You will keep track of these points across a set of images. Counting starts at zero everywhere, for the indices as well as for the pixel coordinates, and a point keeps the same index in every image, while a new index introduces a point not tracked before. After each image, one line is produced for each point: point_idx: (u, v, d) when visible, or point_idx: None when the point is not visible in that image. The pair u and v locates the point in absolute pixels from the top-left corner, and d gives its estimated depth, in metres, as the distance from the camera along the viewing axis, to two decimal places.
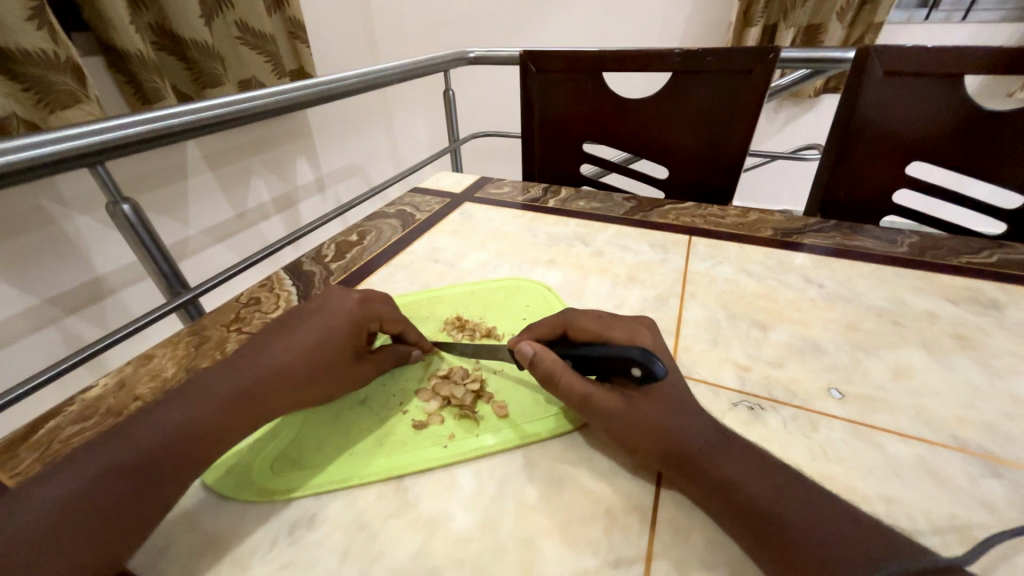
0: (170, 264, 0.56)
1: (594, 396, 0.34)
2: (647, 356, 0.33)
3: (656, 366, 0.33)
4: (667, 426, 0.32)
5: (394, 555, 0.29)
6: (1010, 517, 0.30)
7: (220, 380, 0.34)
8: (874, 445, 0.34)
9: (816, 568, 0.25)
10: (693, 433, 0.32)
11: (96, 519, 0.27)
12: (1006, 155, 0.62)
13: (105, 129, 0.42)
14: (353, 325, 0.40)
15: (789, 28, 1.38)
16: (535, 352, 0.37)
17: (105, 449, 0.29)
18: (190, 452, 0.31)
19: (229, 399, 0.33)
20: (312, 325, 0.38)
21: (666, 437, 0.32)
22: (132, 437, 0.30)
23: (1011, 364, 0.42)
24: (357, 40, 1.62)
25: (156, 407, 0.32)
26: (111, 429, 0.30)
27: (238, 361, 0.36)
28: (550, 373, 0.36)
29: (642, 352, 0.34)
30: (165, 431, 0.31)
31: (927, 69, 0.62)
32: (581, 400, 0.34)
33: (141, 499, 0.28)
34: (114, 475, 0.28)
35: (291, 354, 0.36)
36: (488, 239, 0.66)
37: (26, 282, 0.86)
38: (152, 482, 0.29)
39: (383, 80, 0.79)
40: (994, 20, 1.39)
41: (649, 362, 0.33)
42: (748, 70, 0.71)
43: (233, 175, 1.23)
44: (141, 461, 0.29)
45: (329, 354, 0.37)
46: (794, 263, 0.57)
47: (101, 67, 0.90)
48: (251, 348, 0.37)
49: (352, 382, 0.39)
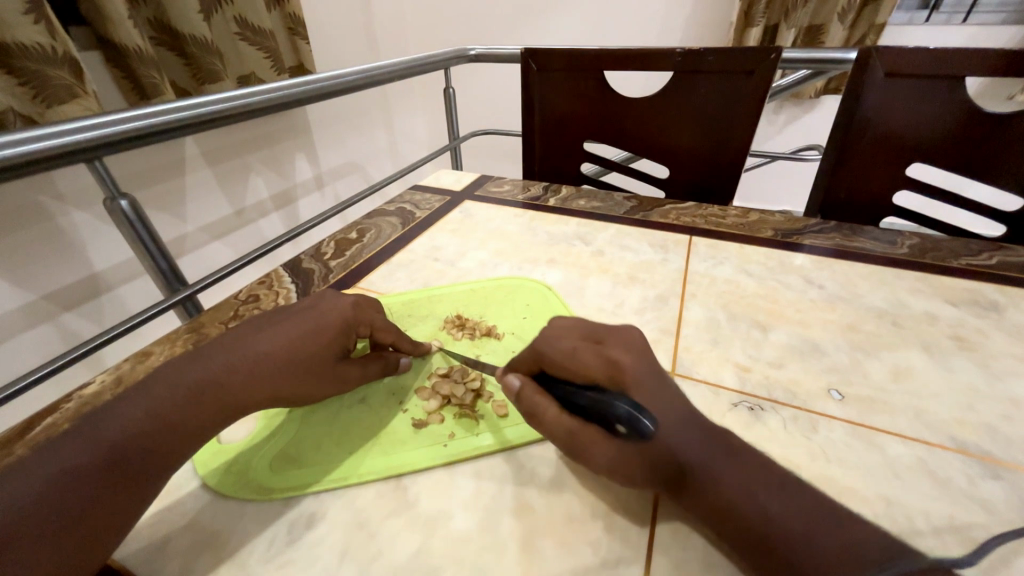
0: (168, 261, 0.55)
1: (580, 436, 0.31)
2: (634, 416, 0.30)
3: (644, 424, 0.30)
4: (660, 447, 0.30)
5: (394, 554, 0.29)
6: (1008, 518, 0.30)
7: (197, 376, 0.34)
8: (874, 446, 0.34)
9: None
10: (688, 447, 0.30)
11: (68, 515, 0.26)
12: (1006, 157, 0.62)
13: (99, 123, 0.42)
14: (341, 325, 0.40)
15: (790, 29, 1.38)
16: (522, 385, 0.35)
17: (76, 444, 0.28)
18: (167, 448, 0.30)
19: (205, 395, 0.33)
20: (295, 323, 0.38)
21: (657, 463, 0.30)
22: (105, 433, 0.29)
23: (1010, 366, 0.42)
24: (357, 37, 1.62)
25: (127, 403, 0.31)
26: (80, 425, 0.30)
27: (225, 350, 0.36)
28: (534, 408, 0.34)
29: (631, 409, 0.31)
30: (140, 427, 0.30)
31: (928, 69, 0.62)
32: (566, 438, 0.32)
33: (115, 495, 0.28)
34: (86, 472, 0.27)
35: (272, 351, 0.36)
36: (488, 237, 0.66)
37: (23, 278, 0.86)
38: (125, 478, 0.28)
39: (385, 77, 0.78)
40: (995, 22, 1.39)
41: (636, 421, 0.30)
42: (749, 70, 0.71)
43: (232, 172, 1.22)
44: (113, 458, 0.28)
45: (312, 351, 0.37)
46: (794, 264, 0.57)
47: (99, 61, 0.90)
48: (238, 338, 0.37)
49: (341, 386, 0.39)
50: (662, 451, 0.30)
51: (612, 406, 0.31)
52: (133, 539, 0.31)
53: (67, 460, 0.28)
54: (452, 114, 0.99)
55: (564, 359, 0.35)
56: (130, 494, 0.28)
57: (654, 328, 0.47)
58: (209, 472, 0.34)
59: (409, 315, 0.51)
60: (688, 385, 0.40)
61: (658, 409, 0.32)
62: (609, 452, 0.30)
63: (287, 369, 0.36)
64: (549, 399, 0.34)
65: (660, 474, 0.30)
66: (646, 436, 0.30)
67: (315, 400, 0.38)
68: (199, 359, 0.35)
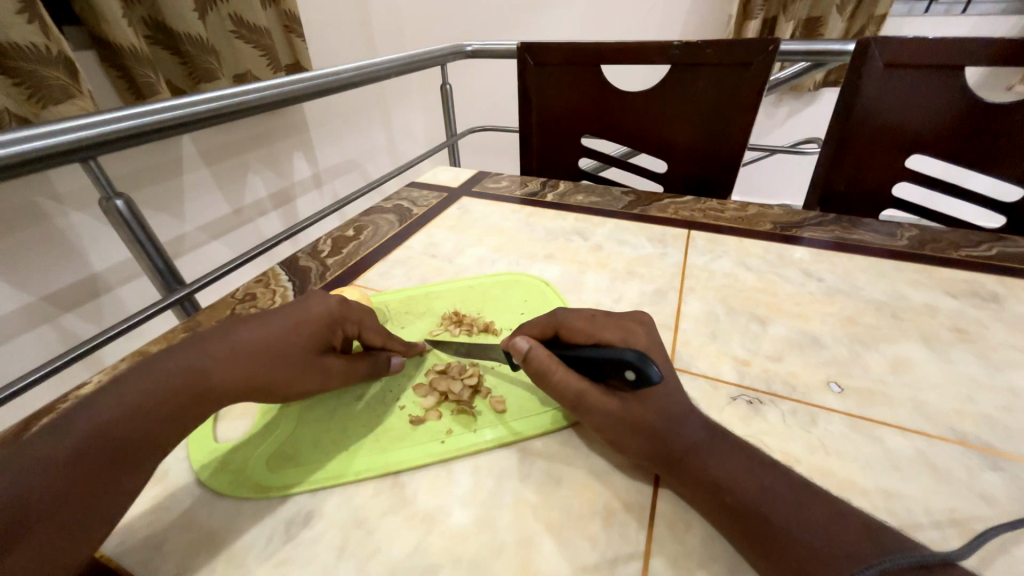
0: (166, 261, 0.55)
1: (588, 395, 0.34)
2: (642, 359, 0.32)
3: (651, 370, 0.32)
4: (657, 434, 0.32)
5: (392, 551, 0.29)
6: (1008, 510, 0.30)
7: (172, 368, 0.33)
8: (873, 439, 0.34)
9: (802, 562, 0.25)
10: (680, 433, 0.31)
11: (50, 512, 0.26)
12: (1006, 147, 0.62)
13: (90, 124, 0.41)
14: (325, 321, 0.39)
15: (789, 21, 1.37)
16: (530, 349, 0.37)
17: (58, 437, 0.28)
18: (150, 440, 0.30)
19: (184, 387, 0.32)
20: (276, 316, 0.38)
21: (654, 448, 0.31)
22: (77, 428, 0.28)
23: (1010, 357, 0.41)
24: (353, 33, 1.61)
25: (95, 397, 0.30)
26: (47, 422, 0.29)
27: (210, 342, 0.35)
28: (545, 370, 0.36)
29: (638, 355, 0.33)
30: (114, 420, 0.30)
31: (927, 60, 0.62)
32: (574, 400, 0.34)
33: (97, 489, 0.28)
34: (63, 468, 0.27)
35: (255, 343, 0.36)
36: (485, 234, 0.65)
37: (22, 280, 0.86)
38: (107, 471, 0.28)
39: (381, 74, 0.77)
40: (995, 12, 1.38)
41: (644, 366, 0.32)
42: (747, 63, 0.70)
43: (229, 170, 1.22)
44: (92, 453, 0.28)
45: (296, 345, 0.37)
46: (793, 257, 0.56)
47: (94, 61, 0.89)
48: (223, 329, 0.36)
49: (326, 380, 0.38)
50: (650, 436, 0.32)
51: (620, 356, 0.33)
52: (120, 533, 0.31)
53: (39, 456, 0.27)
54: (448, 110, 0.98)
55: (583, 325, 0.38)
56: (117, 485, 0.28)
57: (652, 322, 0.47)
58: (204, 469, 0.34)
59: (406, 313, 0.51)
60: (686, 379, 0.40)
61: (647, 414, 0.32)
62: (613, 410, 0.33)
63: (268, 360, 0.35)
64: (558, 360, 0.36)
65: (658, 457, 0.31)
66: (653, 382, 0.32)
67: (300, 395, 0.38)
68: (171, 351, 0.34)
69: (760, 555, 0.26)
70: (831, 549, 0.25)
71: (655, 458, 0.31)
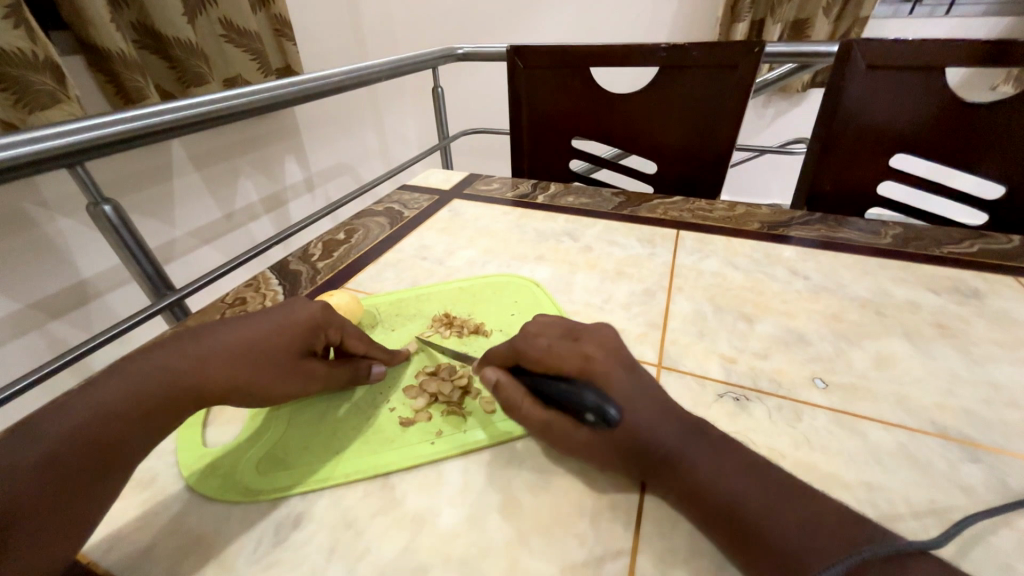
0: (155, 266, 0.55)
1: (555, 426, 0.33)
2: (601, 403, 0.31)
3: (611, 412, 0.31)
4: (635, 440, 0.31)
5: (381, 552, 0.29)
6: (986, 500, 0.30)
7: (150, 370, 0.33)
8: (857, 433, 0.35)
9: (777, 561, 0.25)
10: (659, 438, 0.31)
11: (33, 512, 0.26)
12: (986, 146, 0.63)
13: (81, 128, 0.41)
14: (308, 324, 0.39)
15: (776, 23, 1.39)
16: (499, 380, 0.35)
17: (36, 440, 0.28)
18: (129, 440, 0.31)
19: (165, 387, 0.33)
20: (258, 320, 0.38)
21: (636, 454, 0.31)
22: (54, 431, 0.29)
23: (990, 351, 0.42)
24: (344, 36, 1.60)
25: (72, 400, 0.30)
26: (26, 424, 0.29)
27: (189, 344, 0.35)
28: (512, 402, 0.35)
29: (598, 397, 0.31)
30: (93, 422, 0.30)
31: (908, 62, 0.63)
32: (541, 430, 0.34)
33: (80, 488, 0.28)
34: (43, 470, 0.27)
35: (235, 345, 0.36)
36: (476, 236, 0.65)
37: (9, 286, 0.85)
38: (89, 472, 0.28)
39: (371, 77, 0.77)
40: (977, 14, 1.41)
41: (603, 410, 0.31)
42: (734, 64, 0.71)
43: (221, 175, 1.21)
44: (71, 455, 0.28)
45: (277, 346, 0.37)
46: (781, 256, 0.57)
47: (81, 66, 0.89)
48: (204, 331, 0.36)
49: (309, 383, 0.38)
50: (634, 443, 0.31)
51: (581, 398, 0.32)
52: (106, 535, 0.31)
53: (19, 461, 0.27)
54: (440, 112, 0.97)
55: (537, 352, 0.35)
56: (98, 485, 0.29)
57: (642, 322, 0.48)
58: (195, 475, 0.34)
59: (398, 315, 0.51)
60: (674, 377, 0.41)
61: (629, 424, 0.31)
62: (582, 439, 0.32)
63: (250, 363, 0.35)
64: (524, 393, 0.35)
65: (639, 461, 0.31)
66: (612, 423, 0.31)
67: (283, 397, 0.38)
68: (151, 353, 0.34)
69: (740, 560, 0.26)
70: (796, 556, 0.25)
71: (638, 465, 0.31)
